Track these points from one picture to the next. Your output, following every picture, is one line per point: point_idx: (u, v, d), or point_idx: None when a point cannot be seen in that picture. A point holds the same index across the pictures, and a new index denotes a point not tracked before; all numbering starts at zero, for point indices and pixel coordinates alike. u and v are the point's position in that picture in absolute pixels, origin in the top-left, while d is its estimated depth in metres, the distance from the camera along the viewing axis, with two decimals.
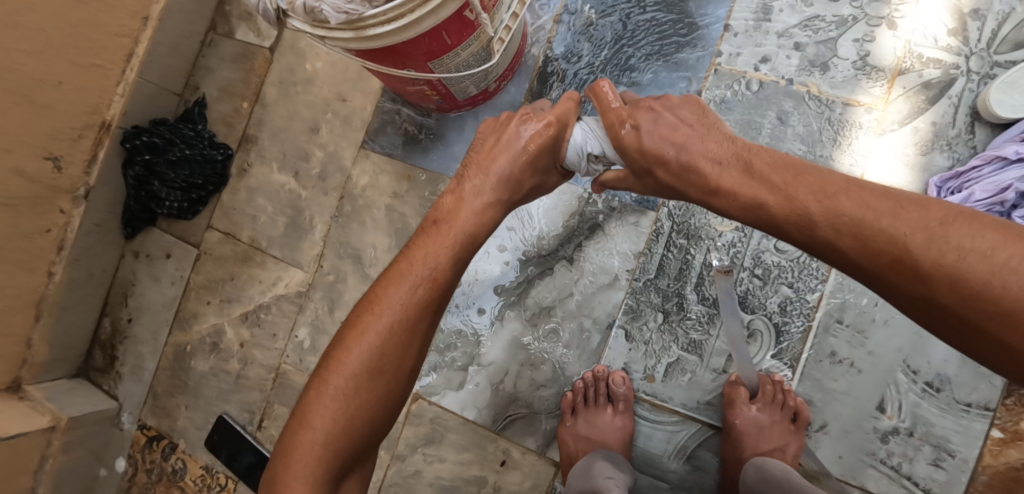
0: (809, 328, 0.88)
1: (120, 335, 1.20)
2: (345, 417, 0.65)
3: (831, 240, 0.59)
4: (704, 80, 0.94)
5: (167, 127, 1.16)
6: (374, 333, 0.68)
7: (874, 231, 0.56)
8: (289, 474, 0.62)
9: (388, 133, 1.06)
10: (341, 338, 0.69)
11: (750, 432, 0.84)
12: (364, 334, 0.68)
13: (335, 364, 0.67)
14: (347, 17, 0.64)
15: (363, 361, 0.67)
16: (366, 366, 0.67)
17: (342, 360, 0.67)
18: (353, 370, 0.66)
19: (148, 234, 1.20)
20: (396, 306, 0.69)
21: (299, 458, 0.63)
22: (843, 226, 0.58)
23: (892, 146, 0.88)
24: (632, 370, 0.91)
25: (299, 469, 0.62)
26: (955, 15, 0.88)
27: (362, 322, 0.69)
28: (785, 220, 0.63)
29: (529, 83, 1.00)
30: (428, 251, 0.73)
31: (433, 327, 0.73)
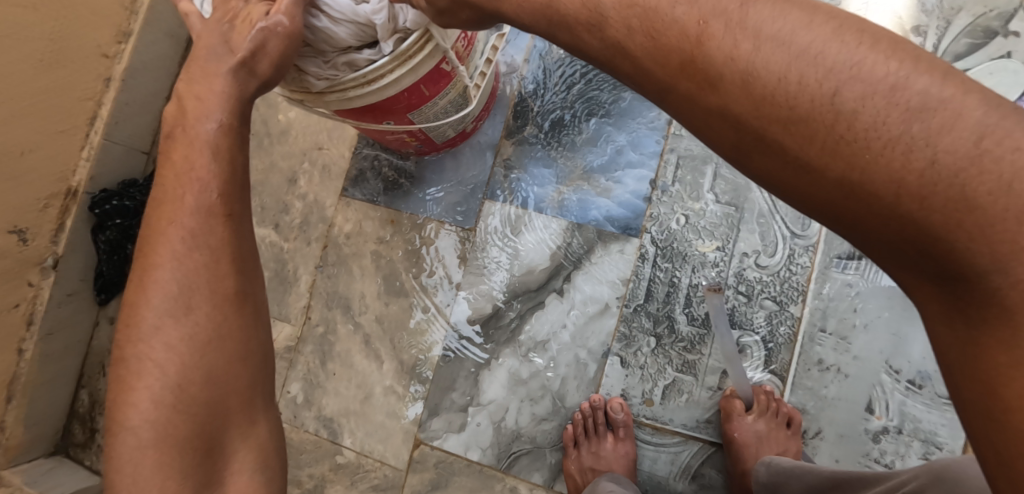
0: (796, 339, 0.91)
1: (100, 407, 1.15)
2: (169, 364, 0.51)
3: (729, 121, 0.41)
4: None
5: (138, 188, 1.13)
6: (155, 276, 0.52)
7: (800, 143, 0.38)
8: (131, 421, 0.50)
9: (368, 180, 1.06)
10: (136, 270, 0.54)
11: (751, 444, 0.86)
12: (148, 274, 0.53)
13: (138, 294, 0.53)
14: (327, 84, 0.65)
15: (160, 308, 0.52)
16: (196, 330, 0.52)
17: (144, 289, 0.53)
18: (155, 306, 0.52)
19: (124, 299, 1.16)
20: (180, 250, 0.53)
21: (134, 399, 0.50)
22: (765, 129, 0.39)
23: None
24: (630, 396, 0.93)
25: (141, 403, 0.50)
26: (899, 33, 0.94)
27: (142, 272, 0.53)
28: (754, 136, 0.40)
29: (505, 120, 1.02)
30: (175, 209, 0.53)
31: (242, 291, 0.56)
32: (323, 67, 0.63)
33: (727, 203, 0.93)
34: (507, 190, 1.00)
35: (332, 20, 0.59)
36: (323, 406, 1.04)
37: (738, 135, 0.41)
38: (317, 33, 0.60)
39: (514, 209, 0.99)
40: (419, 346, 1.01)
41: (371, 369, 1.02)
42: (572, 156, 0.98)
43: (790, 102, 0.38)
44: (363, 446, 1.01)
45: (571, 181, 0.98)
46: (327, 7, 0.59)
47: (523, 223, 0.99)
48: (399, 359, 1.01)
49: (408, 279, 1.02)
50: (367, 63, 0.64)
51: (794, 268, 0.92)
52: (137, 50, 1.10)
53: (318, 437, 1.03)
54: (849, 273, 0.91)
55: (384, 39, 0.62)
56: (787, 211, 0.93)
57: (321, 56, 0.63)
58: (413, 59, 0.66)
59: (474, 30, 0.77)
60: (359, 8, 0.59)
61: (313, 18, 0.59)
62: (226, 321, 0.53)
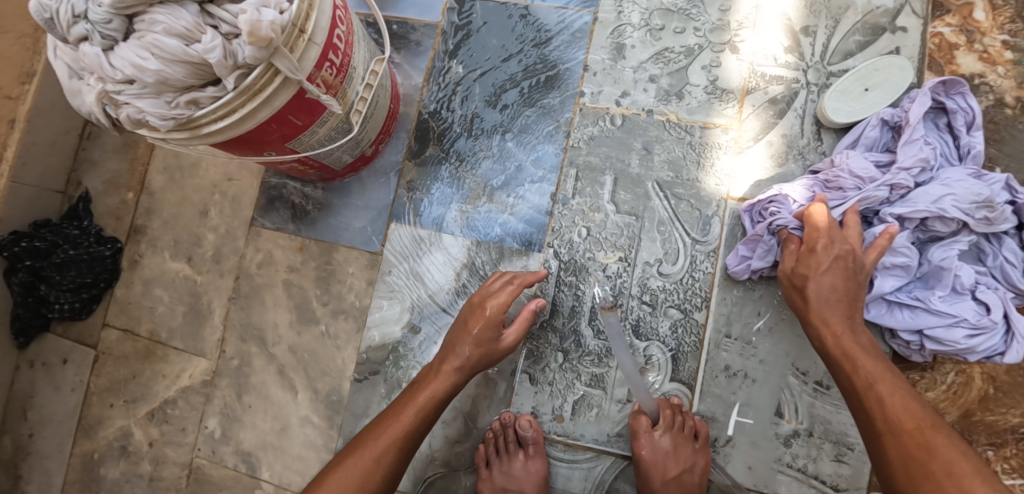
0: (702, 346, 0.90)
1: (22, 453, 1.12)
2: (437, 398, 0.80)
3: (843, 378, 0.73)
4: (570, 120, 0.98)
5: (48, 228, 1.11)
6: (441, 378, 0.81)
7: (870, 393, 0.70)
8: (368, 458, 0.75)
9: (277, 209, 1.05)
10: (416, 380, 0.83)
11: (658, 460, 0.85)
12: (434, 378, 0.81)
13: (429, 378, 0.82)
14: (175, 122, 0.65)
15: (418, 415, 0.78)
16: (412, 427, 0.77)
17: (433, 377, 0.82)
18: (440, 385, 0.81)
19: (42, 341, 1.14)
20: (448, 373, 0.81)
21: (391, 437, 0.77)
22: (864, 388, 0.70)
23: (755, 164, 0.93)
24: (540, 413, 0.92)
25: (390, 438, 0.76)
26: (789, 34, 0.95)
27: (419, 388, 0.81)
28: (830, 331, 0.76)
29: (407, 143, 1.02)
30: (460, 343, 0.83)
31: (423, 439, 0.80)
32: (166, 107, 0.64)
33: (628, 212, 0.94)
34: (413, 212, 1.00)
35: (163, 62, 0.60)
36: (240, 440, 1.02)
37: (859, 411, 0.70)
38: (150, 74, 0.60)
39: (420, 230, 0.99)
40: (332, 373, 1.00)
41: (286, 399, 1.01)
42: (475, 174, 0.99)
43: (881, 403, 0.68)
44: (281, 478, 0.99)
45: (474, 199, 0.98)
46: (156, 49, 0.59)
47: (429, 244, 0.99)
48: (313, 388, 1.00)
49: (319, 306, 1.01)
50: (212, 100, 0.65)
51: (696, 275, 0.92)
52: (42, 90, 1.08)
53: (237, 472, 1.02)
54: (751, 277, 0.91)
55: (224, 76, 0.63)
56: (687, 218, 0.93)
57: (162, 97, 0.63)
58: (263, 92, 0.67)
59: (342, 58, 0.76)
60: (189, 48, 0.60)
61: (143, 61, 0.60)
62: (416, 424, 0.78)
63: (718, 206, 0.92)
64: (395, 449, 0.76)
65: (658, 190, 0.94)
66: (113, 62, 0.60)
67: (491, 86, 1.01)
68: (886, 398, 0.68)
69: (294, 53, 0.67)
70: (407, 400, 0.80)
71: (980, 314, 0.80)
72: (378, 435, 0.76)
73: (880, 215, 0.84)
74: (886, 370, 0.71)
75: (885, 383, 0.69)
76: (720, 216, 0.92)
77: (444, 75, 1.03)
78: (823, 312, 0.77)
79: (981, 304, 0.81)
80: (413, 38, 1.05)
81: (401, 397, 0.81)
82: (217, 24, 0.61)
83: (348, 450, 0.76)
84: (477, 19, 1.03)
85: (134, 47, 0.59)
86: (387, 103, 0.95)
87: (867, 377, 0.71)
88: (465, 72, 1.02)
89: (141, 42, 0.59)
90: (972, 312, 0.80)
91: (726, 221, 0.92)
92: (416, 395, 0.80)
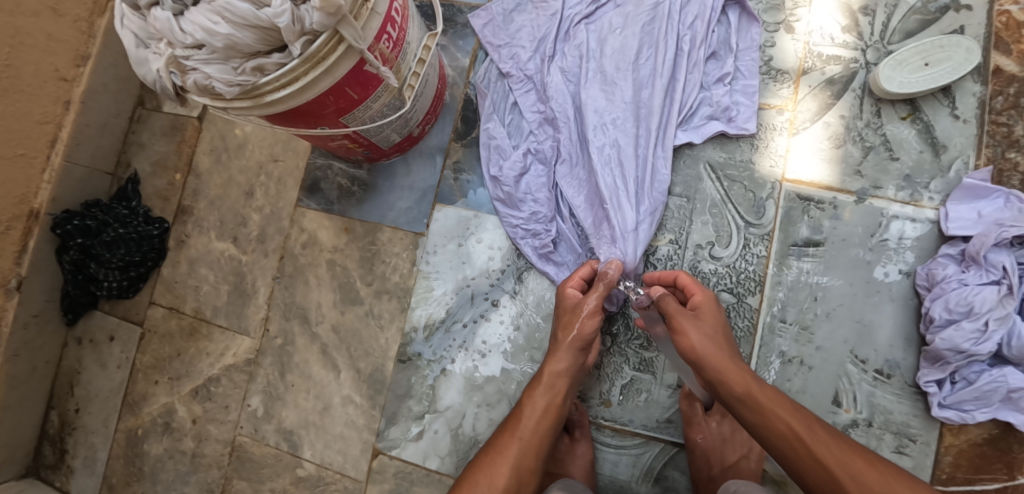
0: (756, 331, 0.88)
1: (69, 427, 1.14)
2: (506, 458, 0.77)
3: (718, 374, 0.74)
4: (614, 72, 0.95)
5: (100, 207, 1.12)
6: (528, 407, 0.81)
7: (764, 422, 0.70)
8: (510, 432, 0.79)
9: (322, 189, 1.06)
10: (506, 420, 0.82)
11: (715, 445, 0.84)
12: (522, 411, 0.81)
13: (513, 420, 0.81)
14: (241, 89, 0.66)
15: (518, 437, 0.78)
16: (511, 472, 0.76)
17: (523, 406, 0.81)
18: (532, 409, 0.80)
19: (90, 318, 1.16)
20: (530, 418, 0.80)
21: (513, 434, 0.79)
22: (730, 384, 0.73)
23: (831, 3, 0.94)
24: (587, 397, 0.91)
25: (522, 423, 0.79)
26: (847, 13, 0.93)
27: (510, 423, 0.81)
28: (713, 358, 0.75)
29: (453, 124, 1.02)
30: (522, 417, 0.80)
31: (540, 440, 0.79)
32: (233, 74, 0.64)
33: (678, 194, 0.93)
34: (458, 193, 1.01)
35: (234, 26, 0.60)
36: (283, 418, 1.03)
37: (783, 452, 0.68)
38: (221, 39, 0.61)
39: (465, 211, 1.00)
40: (376, 354, 1.00)
41: (329, 379, 1.01)
42: None
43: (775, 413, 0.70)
44: (323, 458, 1.00)
45: None
46: (226, 12, 0.59)
47: (473, 225, 0.99)
48: (356, 368, 1.01)
49: (364, 287, 1.02)
50: (277, 67, 0.65)
51: (750, 257, 0.90)
52: (96, 72, 1.10)
53: (279, 451, 1.02)
54: (807, 262, 0.89)
55: (291, 42, 0.63)
56: (741, 199, 0.92)
57: (229, 63, 0.64)
58: (326, 60, 0.67)
59: (399, 32, 0.76)
60: (259, 12, 0.59)
61: (214, 25, 0.60)
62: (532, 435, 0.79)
63: (773, 188, 0.91)
64: (541, 418, 0.80)
65: (710, 172, 0.93)
66: (184, 27, 0.61)
67: None
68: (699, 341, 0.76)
69: (358, 22, 0.67)
70: (508, 428, 0.80)
71: (1005, 278, 0.78)
72: (523, 408, 0.81)
73: (928, 295, 0.83)
74: (777, 393, 0.72)
75: (799, 420, 0.69)
76: (775, 198, 0.91)
77: (507, 24, 1.01)
78: (722, 362, 0.74)
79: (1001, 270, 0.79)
80: (460, 20, 1.04)
81: (508, 419, 0.82)
82: None
83: (489, 447, 0.80)
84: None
85: (206, 11, 0.60)
86: (436, 82, 0.95)
87: (742, 387, 0.72)
88: None
89: (212, 6, 0.60)
90: (1008, 303, 0.78)
91: (781, 203, 0.90)
92: (517, 417, 0.81)
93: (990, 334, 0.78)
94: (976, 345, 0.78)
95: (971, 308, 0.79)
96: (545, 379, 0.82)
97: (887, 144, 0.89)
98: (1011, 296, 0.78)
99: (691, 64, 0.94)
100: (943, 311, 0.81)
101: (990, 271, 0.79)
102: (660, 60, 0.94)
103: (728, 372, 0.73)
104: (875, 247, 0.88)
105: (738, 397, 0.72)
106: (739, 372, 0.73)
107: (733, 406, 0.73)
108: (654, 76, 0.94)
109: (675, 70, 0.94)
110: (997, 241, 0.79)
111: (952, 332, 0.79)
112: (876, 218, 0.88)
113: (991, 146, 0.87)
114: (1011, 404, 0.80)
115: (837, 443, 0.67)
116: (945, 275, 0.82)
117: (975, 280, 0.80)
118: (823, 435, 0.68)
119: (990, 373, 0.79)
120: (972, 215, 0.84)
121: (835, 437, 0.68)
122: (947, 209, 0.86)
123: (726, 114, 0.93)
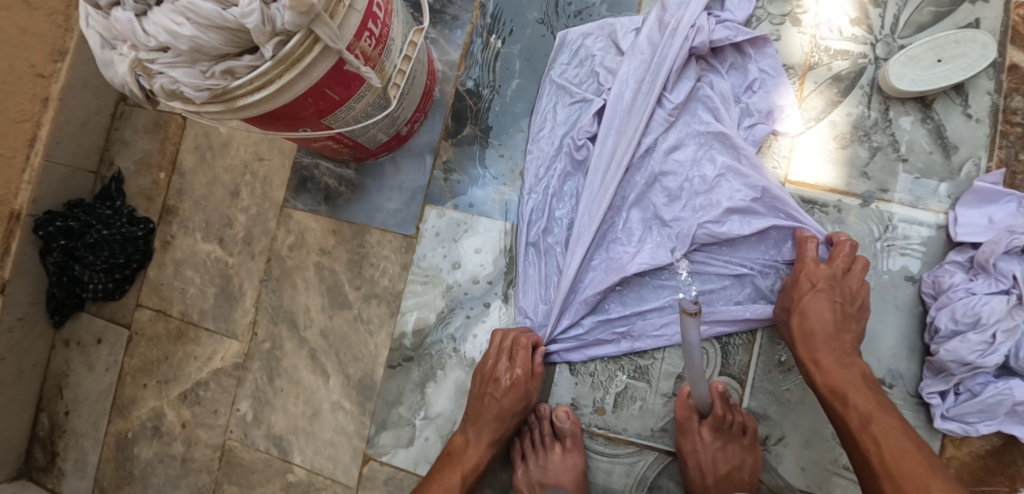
0: (754, 339, 0.86)
1: (59, 430, 1.13)
2: None
3: (803, 338, 0.79)
4: None
5: (82, 207, 1.10)
6: (460, 464, 0.85)
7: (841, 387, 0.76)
8: (445, 477, 0.85)
9: (309, 190, 1.03)
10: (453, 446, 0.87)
11: (709, 457, 0.82)
12: (459, 458, 0.86)
13: (457, 457, 0.86)
14: (210, 93, 0.62)
15: None
16: None
17: (466, 451, 0.86)
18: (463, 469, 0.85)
19: (77, 320, 1.14)
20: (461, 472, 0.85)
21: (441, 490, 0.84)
22: (808, 350, 0.79)
23: None
24: (580, 406, 0.89)
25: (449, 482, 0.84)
26: (857, 5, 0.88)
27: (452, 460, 0.86)
28: (802, 325, 0.79)
29: (443, 122, 0.98)
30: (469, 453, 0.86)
31: None
32: (201, 78, 0.61)
33: None
34: (448, 193, 0.98)
35: (199, 27, 0.56)
36: (272, 424, 1.01)
37: (839, 416, 0.76)
38: (185, 41, 0.57)
39: (455, 212, 0.97)
40: (365, 359, 0.98)
41: (318, 384, 0.99)
42: (514, 157, 0.96)
43: (855, 385, 0.76)
44: (312, 464, 0.98)
45: (513, 181, 0.96)
46: (190, 13, 0.56)
47: (465, 228, 0.96)
48: (345, 374, 0.99)
49: (353, 291, 0.99)
50: (248, 69, 0.62)
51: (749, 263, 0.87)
52: (75, 68, 1.06)
53: (269, 456, 1.01)
54: None
55: (262, 44, 0.60)
56: None
57: (197, 67, 0.60)
58: (301, 62, 0.64)
59: (382, 28, 0.72)
60: (226, 12, 0.56)
61: (178, 26, 0.56)
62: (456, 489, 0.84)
63: None
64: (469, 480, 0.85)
65: None
66: (147, 28, 0.57)
67: (533, 63, 0.97)
68: (811, 315, 0.78)
69: (334, 21, 0.63)
70: (451, 466, 0.85)
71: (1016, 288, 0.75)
72: (466, 453, 0.86)
73: (933, 304, 0.80)
74: (862, 379, 0.76)
75: (861, 406, 0.74)
76: None
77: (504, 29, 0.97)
78: (814, 335, 0.78)
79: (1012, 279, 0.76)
80: (450, 12, 0.99)
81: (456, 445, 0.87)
82: None
83: (437, 471, 0.86)
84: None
85: (169, 11, 0.56)
86: (424, 78, 0.91)
87: (819, 362, 0.78)
88: (503, 46, 0.97)
89: (176, 6, 0.56)
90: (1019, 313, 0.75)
91: None
92: (460, 457, 0.86)
93: (998, 347, 0.75)
94: (982, 357, 0.75)
95: (977, 319, 0.76)
96: (482, 425, 0.87)
97: (896, 144, 0.85)
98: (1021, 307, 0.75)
99: (709, 79, 0.89)
100: (949, 322, 0.78)
101: (999, 280, 0.76)
102: (682, 85, 0.88)
103: (813, 339, 0.78)
104: (880, 252, 0.84)
105: (813, 363, 0.78)
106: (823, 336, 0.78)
107: (807, 372, 0.79)
108: (685, 100, 0.89)
109: (709, 95, 0.88)
110: (1008, 249, 0.76)
111: (958, 343, 0.76)
112: (883, 222, 0.85)
113: (1004, 147, 0.83)
114: (1016, 417, 0.77)
115: (893, 429, 0.72)
116: (952, 284, 0.79)
117: (985, 289, 0.77)
118: (879, 421, 0.73)
119: (995, 385, 0.76)
120: (982, 220, 0.81)
121: (898, 423, 0.73)
122: (956, 214, 0.82)
123: (767, 122, 0.87)
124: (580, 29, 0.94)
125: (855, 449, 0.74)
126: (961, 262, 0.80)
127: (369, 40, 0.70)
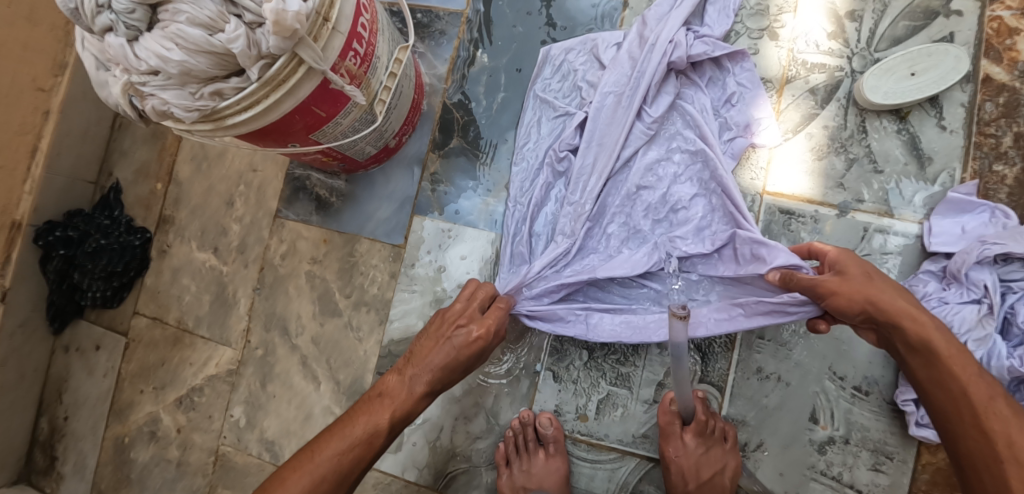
0: (733, 346, 0.88)
1: (59, 434, 1.15)
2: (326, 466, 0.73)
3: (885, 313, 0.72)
4: None
5: (81, 217, 1.13)
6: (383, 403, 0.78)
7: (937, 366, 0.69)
8: (365, 411, 0.78)
9: (301, 200, 1.05)
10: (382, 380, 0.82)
11: (689, 463, 0.83)
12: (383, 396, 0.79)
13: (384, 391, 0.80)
14: (199, 113, 0.65)
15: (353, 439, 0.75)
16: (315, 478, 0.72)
17: (392, 388, 0.80)
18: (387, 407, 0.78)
19: (76, 327, 1.16)
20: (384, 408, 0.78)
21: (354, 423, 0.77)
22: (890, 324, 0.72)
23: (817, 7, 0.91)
24: (563, 412, 0.92)
25: (367, 417, 0.77)
26: (833, 18, 0.90)
27: (378, 394, 0.80)
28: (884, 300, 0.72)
29: (431, 134, 1.01)
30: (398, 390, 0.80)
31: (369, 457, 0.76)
32: (191, 99, 0.63)
33: None
34: (435, 203, 1.00)
35: (187, 52, 0.59)
36: (264, 428, 1.03)
37: (944, 403, 0.68)
38: (175, 65, 0.59)
39: (442, 222, 0.99)
40: (355, 365, 1.00)
41: (310, 390, 1.02)
42: (500, 169, 0.98)
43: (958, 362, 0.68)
44: None
45: (498, 193, 0.98)
46: (179, 39, 0.58)
47: (452, 237, 0.99)
48: (335, 379, 1.01)
49: (343, 298, 1.01)
50: (236, 91, 0.64)
51: None
52: (75, 81, 1.09)
53: (261, 460, 1.03)
54: None
55: (248, 67, 0.62)
56: None
57: (186, 89, 0.62)
58: (286, 83, 0.66)
59: (367, 47, 0.74)
60: (212, 38, 0.58)
61: (167, 51, 0.58)
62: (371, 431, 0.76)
63: (753, 200, 0.89)
64: (390, 420, 0.78)
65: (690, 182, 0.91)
66: (137, 53, 0.59)
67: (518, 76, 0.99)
68: (883, 291, 0.72)
69: (318, 43, 0.66)
70: (374, 402, 0.79)
71: (987, 297, 0.77)
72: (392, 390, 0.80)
73: None
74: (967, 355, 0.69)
75: (980, 386, 0.67)
76: (754, 212, 0.89)
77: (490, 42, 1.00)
78: (896, 306, 0.71)
79: (983, 289, 0.77)
80: (437, 27, 1.02)
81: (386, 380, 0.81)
82: (241, 13, 0.59)
83: (358, 407, 0.79)
84: (520, 4, 0.99)
85: (159, 37, 0.58)
86: (412, 93, 0.93)
87: (915, 337, 0.70)
88: (490, 60, 1.00)
89: (165, 32, 0.58)
90: (989, 321, 0.76)
91: (761, 217, 0.89)
92: (385, 393, 0.80)
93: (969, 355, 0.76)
94: None
95: (949, 328, 0.77)
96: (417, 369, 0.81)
97: (871, 156, 0.87)
98: (991, 316, 0.76)
99: (688, 93, 0.91)
100: None
101: (970, 290, 0.78)
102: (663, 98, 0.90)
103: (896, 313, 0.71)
104: None
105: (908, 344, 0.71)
106: (914, 314, 0.71)
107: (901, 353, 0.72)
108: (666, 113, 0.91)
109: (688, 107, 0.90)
110: (979, 259, 0.77)
111: None
112: (859, 232, 0.86)
113: (978, 158, 0.85)
114: None
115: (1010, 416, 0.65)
116: (925, 293, 0.80)
117: (958, 299, 0.78)
118: (1001, 405, 0.65)
119: None
120: (954, 230, 0.82)
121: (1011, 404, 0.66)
122: (930, 224, 0.84)
123: (746, 135, 0.89)
124: (562, 45, 0.96)
125: (964, 441, 0.66)
126: (934, 271, 0.82)
127: (353, 59, 0.72)
